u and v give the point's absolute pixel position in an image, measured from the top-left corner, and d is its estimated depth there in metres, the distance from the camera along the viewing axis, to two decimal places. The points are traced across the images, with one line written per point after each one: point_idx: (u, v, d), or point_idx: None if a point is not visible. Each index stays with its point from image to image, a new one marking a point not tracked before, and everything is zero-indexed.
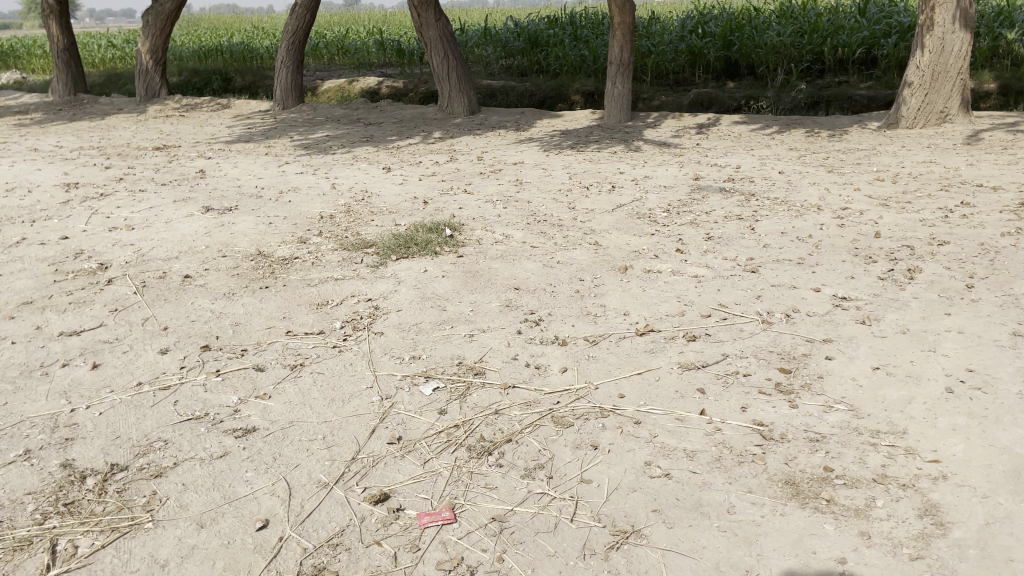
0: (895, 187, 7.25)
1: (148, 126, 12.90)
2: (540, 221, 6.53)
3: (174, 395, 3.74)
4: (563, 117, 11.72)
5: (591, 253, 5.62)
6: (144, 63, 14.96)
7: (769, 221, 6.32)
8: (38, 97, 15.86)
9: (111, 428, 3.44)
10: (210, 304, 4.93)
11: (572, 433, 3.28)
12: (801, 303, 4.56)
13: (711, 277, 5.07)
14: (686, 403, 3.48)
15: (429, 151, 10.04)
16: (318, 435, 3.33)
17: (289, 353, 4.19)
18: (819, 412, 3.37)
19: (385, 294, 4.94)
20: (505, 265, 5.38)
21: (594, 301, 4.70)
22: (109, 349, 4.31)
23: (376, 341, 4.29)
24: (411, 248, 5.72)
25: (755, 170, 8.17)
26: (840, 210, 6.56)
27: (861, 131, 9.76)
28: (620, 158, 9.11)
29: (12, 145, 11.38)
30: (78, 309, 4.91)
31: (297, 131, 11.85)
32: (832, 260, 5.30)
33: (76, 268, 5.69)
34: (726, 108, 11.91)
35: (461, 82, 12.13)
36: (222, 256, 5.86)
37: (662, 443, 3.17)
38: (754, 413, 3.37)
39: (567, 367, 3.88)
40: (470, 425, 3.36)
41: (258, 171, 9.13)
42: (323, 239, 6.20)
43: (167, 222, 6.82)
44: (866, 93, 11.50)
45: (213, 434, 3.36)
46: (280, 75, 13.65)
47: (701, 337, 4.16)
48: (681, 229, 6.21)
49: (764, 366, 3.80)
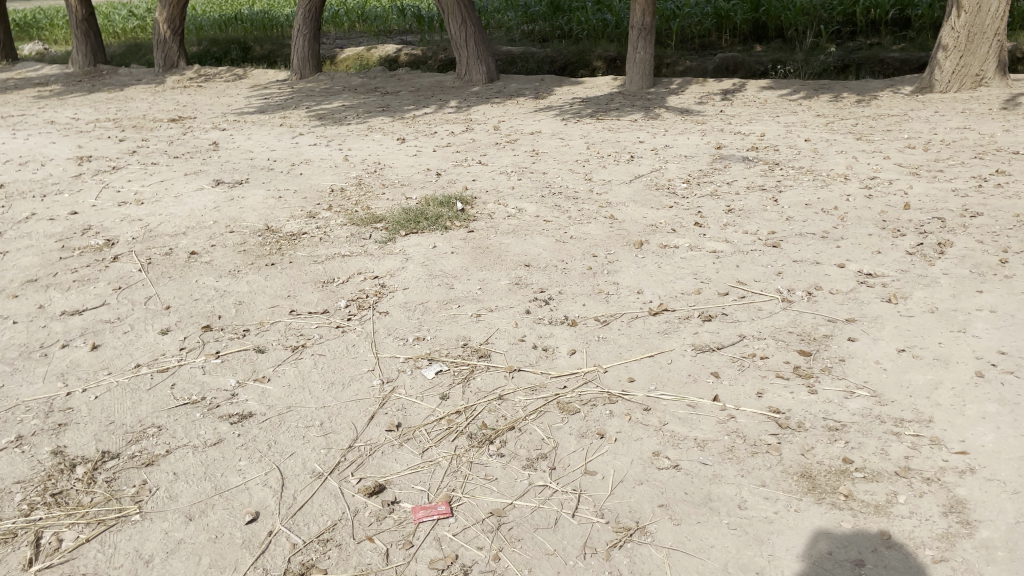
0: (927, 155, 6.96)
1: (165, 98, 12.79)
2: (555, 193, 6.34)
3: (171, 378, 3.65)
4: (583, 84, 11.44)
5: (606, 227, 5.44)
6: (162, 34, 14.83)
7: (794, 192, 6.08)
8: (58, 68, 15.81)
9: (105, 413, 3.35)
10: (214, 282, 4.83)
11: (578, 421, 3.14)
12: (823, 280, 4.36)
13: (730, 252, 4.87)
14: (699, 388, 3.32)
15: (446, 121, 9.84)
16: (316, 421, 3.22)
17: (292, 333, 4.08)
18: (839, 398, 3.19)
19: (393, 271, 4.81)
20: (516, 240, 5.22)
21: (607, 278, 4.54)
22: (110, 329, 4.23)
23: (380, 321, 4.16)
24: (421, 223, 5.58)
25: (780, 138, 7.89)
26: (868, 180, 6.30)
27: (892, 96, 9.41)
28: (640, 126, 8.86)
29: (30, 118, 11.34)
30: (82, 288, 4.84)
31: (313, 102, 11.68)
32: (858, 234, 5.07)
33: (83, 244, 5.62)
34: (752, 73, 11.55)
35: (479, 49, 11.88)
36: (230, 232, 5.75)
37: (672, 431, 3.02)
38: (770, 399, 3.20)
39: (576, 350, 3.73)
40: (472, 411, 3.24)
41: (272, 143, 9.00)
42: (333, 213, 6.07)
43: (177, 196, 6.72)
44: (898, 56, 11.11)
45: (208, 419, 3.27)
46: (297, 43, 13.47)
47: (717, 316, 3.98)
48: (700, 201, 5.99)
49: (783, 348, 3.62)
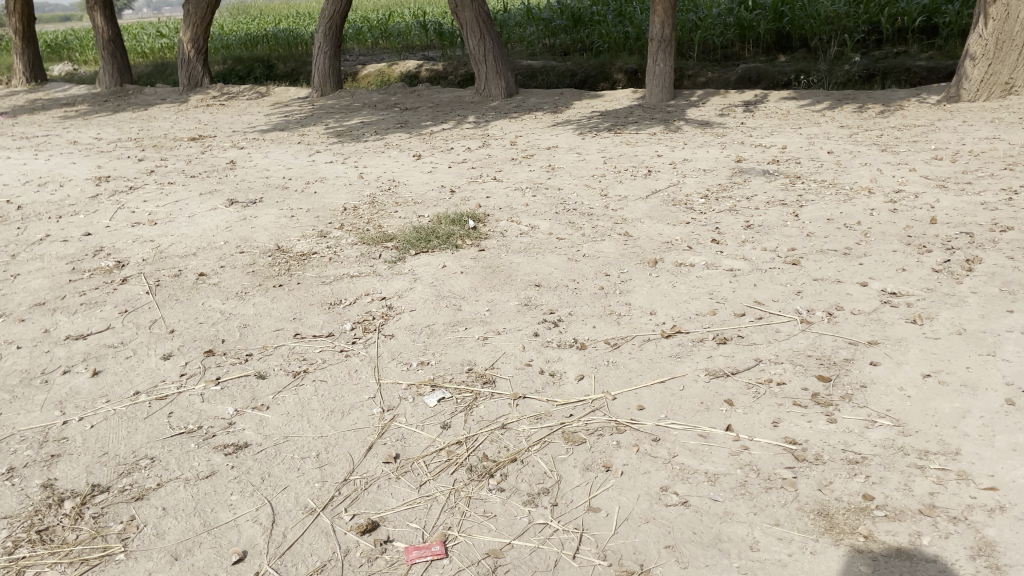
0: (956, 166, 6.74)
1: (188, 116, 12.87)
2: (570, 210, 6.22)
3: (169, 406, 3.56)
4: (603, 98, 11.32)
5: (620, 245, 5.30)
6: (186, 53, 14.96)
7: (815, 207, 5.90)
8: (85, 88, 16.02)
9: (100, 443, 3.28)
10: (221, 304, 4.76)
11: (583, 452, 3.01)
12: (845, 300, 4.19)
13: (747, 270, 4.72)
14: (711, 417, 3.17)
15: (463, 137, 9.77)
16: (312, 451, 3.12)
17: (294, 358, 3.99)
18: (860, 428, 3.02)
19: (401, 292, 4.71)
20: (528, 259, 5.10)
21: (619, 299, 4.40)
22: (113, 354, 4.17)
23: (385, 344, 4.06)
24: (431, 241, 5.48)
25: (802, 151, 7.71)
26: (893, 193, 6.10)
27: (919, 105, 9.19)
28: (659, 140, 8.72)
29: (53, 139, 11.45)
30: (88, 311, 4.79)
31: (332, 118, 11.69)
32: (882, 250, 4.88)
33: (94, 266, 5.60)
34: (776, 84, 11.35)
35: (498, 64, 11.81)
36: (240, 252, 5.69)
37: (682, 464, 2.87)
38: (787, 430, 3.04)
39: (584, 375, 3.59)
40: (473, 441, 3.11)
41: (288, 161, 8.98)
42: (344, 232, 6.00)
43: (190, 216, 6.69)
44: (925, 65, 10.90)
45: (203, 450, 3.18)
46: (317, 60, 13.50)
47: (733, 339, 3.83)
48: (719, 217, 5.83)
49: (800, 373, 3.45)
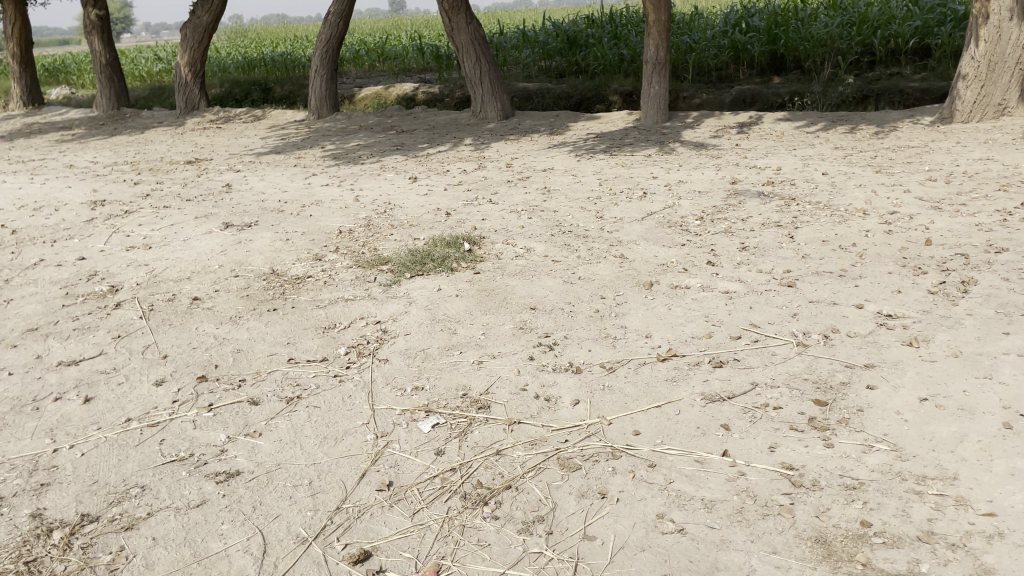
0: (950, 187, 6.76)
1: (184, 140, 12.91)
2: (565, 232, 6.22)
3: (161, 433, 3.53)
4: (599, 120, 11.36)
5: (615, 267, 5.29)
6: (184, 77, 15.02)
7: (810, 228, 5.91)
8: (82, 112, 16.07)
9: (90, 472, 3.25)
10: (215, 329, 4.74)
11: (579, 478, 2.98)
12: (841, 322, 4.18)
13: (743, 292, 4.71)
14: (707, 442, 3.14)
15: (459, 159, 9.79)
16: (305, 479, 3.09)
17: (288, 383, 3.96)
18: (857, 453, 3.00)
19: (396, 315, 4.69)
20: (523, 282, 5.09)
21: (615, 322, 4.38)
22: (105, 380, 4.14)
23: (379, 369, 4.04)
24: (427, 264, 5.47)
25: (796, 172, 7.73)
26: (888, 214, 6.11)
27: (913, 126, 9.24)
28: (654, 161, 8.75)
29: (50, 162, 11.47)
30: (81, 336, 4.77)
31: (329, 141, 11.72)
32: (877, 272, 4.88)
33: (87, 290, 5.58)
34: (770, 105, 11.41)
35: (494, 86, 11.86)
36: (234, 276, 5.67)
37: (678, 490, 2.84)
38: (783, 454, 3.01)
39: (579, 400, 3.56)
40: (468, 468, 3.09)
41: (284, 184, 8.99)
42: (339, 255, 5.99)
43: (185, 240, 6.68)
44: (918, 86, 10.98)
45: (194, 478, 3.15)
46: (314, 83, 13.55)
47: (729, 362, 3.81)
48: (714, 239, 5.84)
49: (797, 398, 3.43)
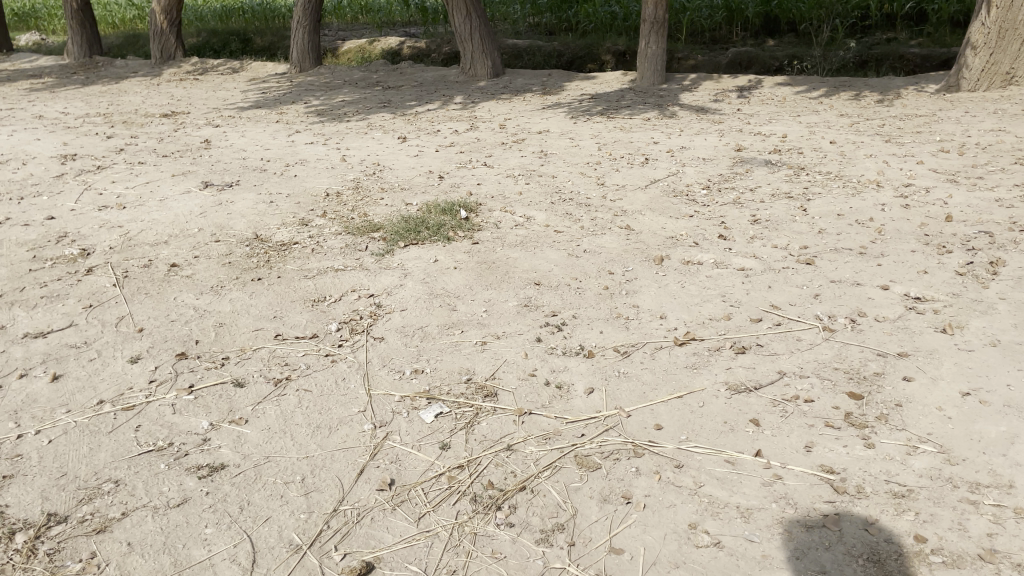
0: (964, 159, 6.51)
1: (160, 91, 12.34)
2: (566, 200, 5.91)
3: (137, 419, 3.23)
4: (593, 80, 10.97)
5: (622, 239, 5.00)
6: (159, 25, 14.35)
7: (823, 201, 5.64)
8: (52, 59, 15.36)
9: (57, 463, 2.94)
10: (195, 300, 4.41)
11: (600, 479, 2.72)
12: (867, 305, 3.92)
13: (759, 270, 4.44)
14: (737, 440, 2.89)
15: (449, 118, 9.40)
16: (297, 475, 2.81)
17: (276, 363, 3.66)
18: (901, 455, 2.76)
19: (390, 289, 4.38)
20: (525, 254, 4.78)
21: (626, 300, 4.10)
22: (75, 356, 3.80)
23: (375, 349, 3.74)
24: (421, 233, 5.15)
25: (802, 140, 7.45)
26: (903, 187, 5.85)
27: (918, 95, 8.95)
28: (653, 126, 8.41)
29: (17, 112, 10.91)
30: (49, 305, 4.42)
31: (312, 96, 11.24)
32: (900, 250, 4.63)
33: (56, 254, 5.20)
34: (767, 69, 11.06)
35: (485, 42, 11.40)
36: (215, 241, 5.32)
37: (710, 496, 2.60)
38: (821, 456, 2.77)
39: (594, 388, 3.29)
40: (477, 466, 2.82)
41: (266, 141, 8.57)
42: (327, 220, 5.64)
43: (161, 200, 6.29)
44: (919, 52, 10.67)
45: (174, 472, 2.86)
46: (295, 35, 12.98)
47: (752, 349, 3.55)
48: (723, 210, 5.55)
49: (829, 390, 3.17)
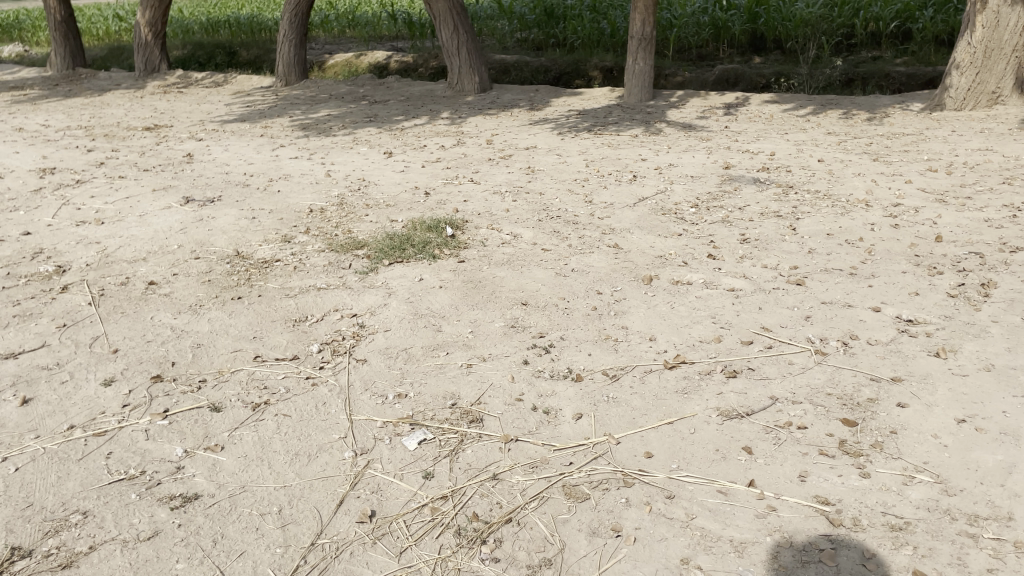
0: (951, 179, 6.50)
1: (143, 104, 12.22)
2: (553, 217, 5.84)
3: (108, 445, 3.11)
4: (580, 96, 10.94)
5: (610, 258, 4.93)
6: (144, 37, 14.23)
7: (812, 220, 5.60)
8: (35, 71, 15.20)
9: (23, 493, 2.82)
10: (173, 319, 4.29)
11: (588, 511, 2.64)
12: (859, 328, 3.86)
13: (749, 291, 4.38)
14: (729, 469, 2.81)
15: (435, 134, 9.33)
16: (274, 506, 2.71)
17: (254, 386, 3.55)
18: (897, 485, 2.70)
19: (374, 308, 4.28)
20: (512, 273, 4.70)
21: (614, 322, 4.02)
22: (46, 378, 3.68)
23: (357, 371, 3.64)
24: (406, 250, 5.06)
25: (790, 158, 7.42)
26: (892, 207, 5.81)
27: (904, 113, 8.96)
28: (641, 142, 8.37)
29: None
30: (22, 325, 4.29)
31: (298, 110, 11.15)
32: (891, 271, 4.58)
33: (31, 271, 5.07)
34: (754, 86, 11.06)
35: (472, 57, 11.36)
36: (195, 258, 5.20)
37: (702, 529, 2.52)
38: (816, 486, 2.70)
39: (582, 414, 3.20)
40: (461, 496, 2.72)
41: (250, 155, 8.47)
42: (310, 237, 5.55)
43: (141, 215, 6.17)
44: (904, 71, 10.71)
45: (146, 503, 2.74)
46: (282, 48, 12.90)
47: (744, 372, 3.48)
48: (712, 229, 5.50)
49: (823, 416, 3.10)
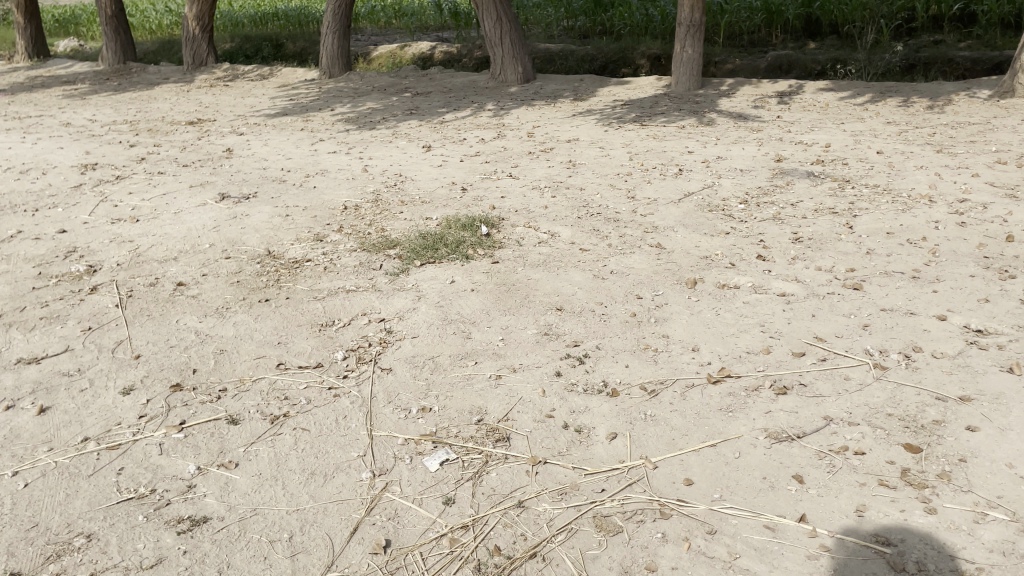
0: (1022, 172, 6.07)
1: (189, 98, 12.26)
2: (594, 214, 5.59)
3: (121, 460, 2.99)
4: (626, 85, 10.62)
5: (651, 259, 4.67)
6: (192, 31, 14.31)
7: (870, 217, 5.26)
8: (87, 66, 15.42)
9: (29, 512, 2.70)
10: (198, 323, 4.18)
11: (621, 546, 2.42)
12: (922, 339, 3.55)
13: (802, 296, 4.09)
14: (778, 500, 2.56)
15: (477, 126, 9.13)
16: (284, 532, 2.55)
17: (275, 396, 3.40)
18: (967, 523, 2.42)
19: (402, 313, 4.11)
20: (547, 275, 4.48)
21: (655, 330, 3.78)
22: (66, 386, 3.58)
23: (381, 382, 3.46)
24: (439, 250, 4.88)
25: (847, 150, 7.04)
26: (957, 203, 5.44)
27: (970, 101, 8.47)
28: (688, 134, 8.05)
29: (46, 119, 10.87)
30: (48, 328, 4.22)
31: (340, 103, 11.05)
32: (957, 274, 4.24)
33: (62, 271, 5.02)
34: (809, 73, 10.60)
35: (515, 47, 11.12)
36: (225, 258, 5.09)
37: (746, 571, 2.29)
38: (875, 523, 2.44)
39: (617, 433, 2.98)
40: (483, 526, 2.53)
41: (289, 150, 8.38)
42: (343, 236, 5.40)
43: (176, 212, 6.11)
44: (969, 55, 10.15)
45: (152, 526, 2.61)
46: (325, 41, 12.83)
47: (795, 389, 3.21)
48: (762, 226, 5.20)
49: (883, 441, 2.82)
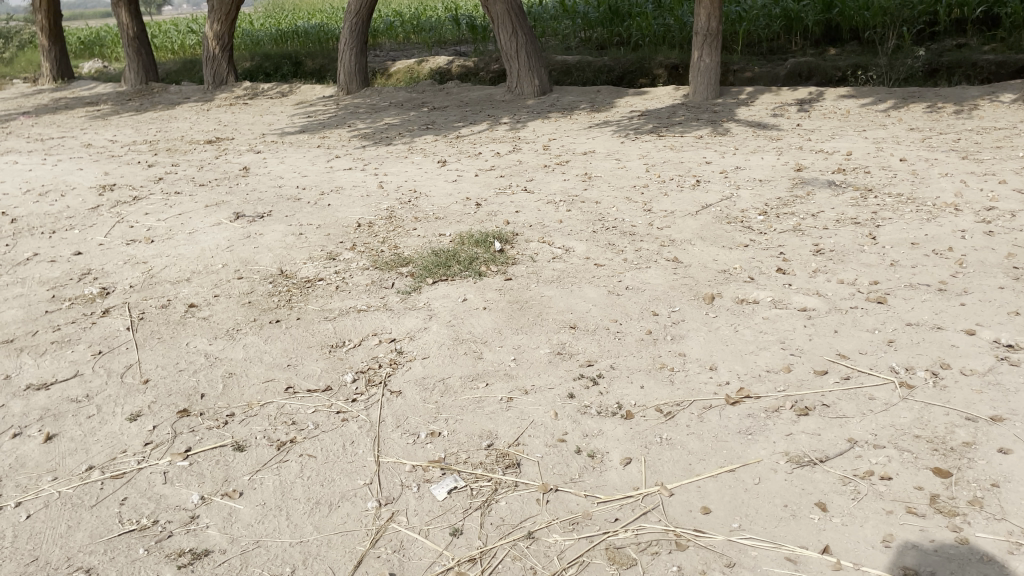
0: None
1: (209, 117, 12.34)
2: (609, 228, 5.50)
3: (125, 489, 2.93)
4: (643, 96, 10.53)
5: (667, 274, 4.56)
6: (212, 50, 14.43)
7: (893, 227, 5.11)
8: (110, 86, 15.60)
9: (30, 545, 2.65)
10: (208, 345, 4.13)
11: None
12: (950, 355, 3.41)
13: (823, 310, 3.96)
14: (800, 529, 2.44)
15: (492, 140, 9.07)
16: (287, 565, 2.48)
17: (282, 421, 3.33)
18: (1000, 555, 2.29)
19: (413, 333, 4.04)
20: (561, 292, 4.39)
21: (671, 348, 3.67)
22: (74, 412, 3.54)
23: (390, 405, 3.38)
24: (452, 268, 4.81)
25: (869, 157, 6.90)
26: (984, 211, 5.28)
27: (995, 106, 8.28)
28: (707, 144, 7.93)
29: (68, 141, 10.98)
30: (58, 352, 4.20)
31: (358, 119, 11.06)
32: (986, 286, 4.09)
33: (76, 293, 5.01)
34: (829, 80, 10.45)
35: (531, 59, 11.07)
36: (237, 278, 5.06)
37: None
38: (903, 554, 2.32)
39: (631, 458, 2.87)
40: (491, 559, 2.44)
41: (305, 167, 8.37)
42: (355, 254, 5.35)
43: (191, 233, 6.10)
44: (994, 58, 9.94)
45: (152, 560, 2.54)
46: (343, 57, 12.87)
47: (817, 410, 3.09)
48: (782, 238, 5.08)
49: (910, 465, 2.70)
